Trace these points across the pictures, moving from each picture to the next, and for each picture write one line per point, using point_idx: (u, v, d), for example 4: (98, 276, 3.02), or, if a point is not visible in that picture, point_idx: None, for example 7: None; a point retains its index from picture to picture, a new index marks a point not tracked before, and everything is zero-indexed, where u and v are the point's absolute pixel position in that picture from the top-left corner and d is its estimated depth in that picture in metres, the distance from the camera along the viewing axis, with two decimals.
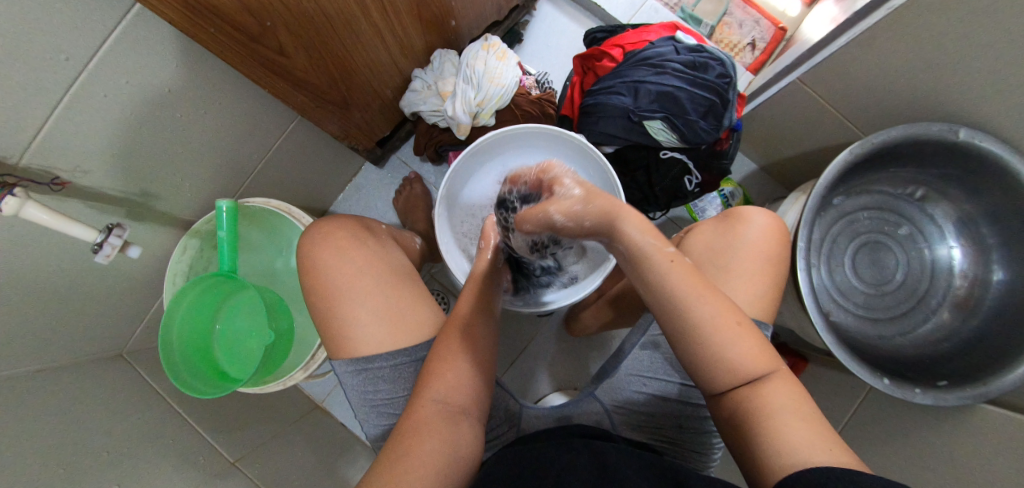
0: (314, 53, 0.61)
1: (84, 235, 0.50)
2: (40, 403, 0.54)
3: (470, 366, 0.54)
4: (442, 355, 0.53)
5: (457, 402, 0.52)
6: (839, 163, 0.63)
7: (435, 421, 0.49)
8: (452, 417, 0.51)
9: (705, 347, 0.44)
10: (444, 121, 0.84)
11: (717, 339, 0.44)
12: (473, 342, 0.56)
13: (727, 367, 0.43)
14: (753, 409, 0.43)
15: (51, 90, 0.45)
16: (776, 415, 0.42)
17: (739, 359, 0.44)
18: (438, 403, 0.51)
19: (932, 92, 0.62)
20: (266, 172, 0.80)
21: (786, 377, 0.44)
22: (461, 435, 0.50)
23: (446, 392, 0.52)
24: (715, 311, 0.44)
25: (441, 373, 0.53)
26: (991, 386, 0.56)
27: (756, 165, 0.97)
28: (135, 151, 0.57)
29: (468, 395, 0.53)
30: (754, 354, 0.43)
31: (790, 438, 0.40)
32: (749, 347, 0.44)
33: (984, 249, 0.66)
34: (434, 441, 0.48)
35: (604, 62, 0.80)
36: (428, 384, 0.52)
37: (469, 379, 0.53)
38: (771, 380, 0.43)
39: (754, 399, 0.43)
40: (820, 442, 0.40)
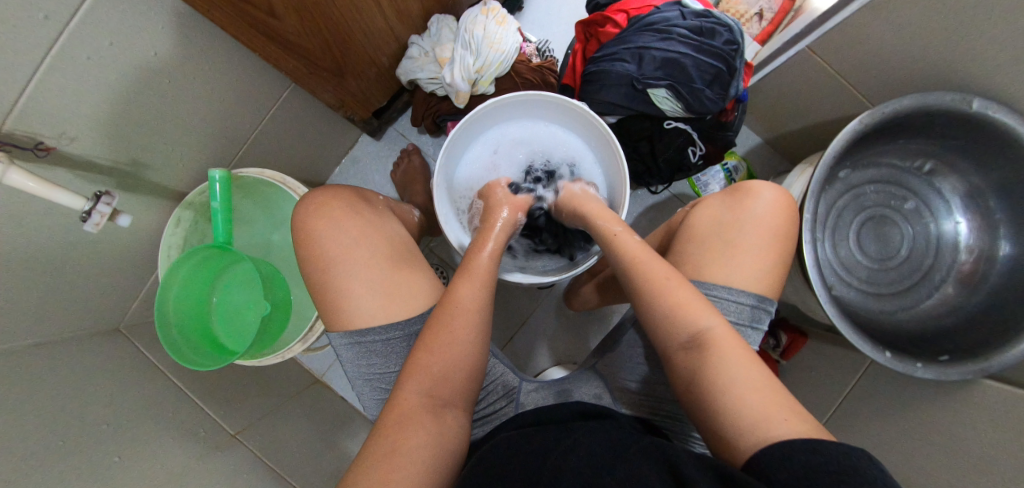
0: (304, 16, 0.58)
1: (72, 202, 0.49)
2: (37, 375, 0.54)
3: (460, 360, 0.51)
4: (432, 347, 0.51)
5: (443, 396, 0.50)
6: (849, 133, 0.61)
7: (421, 416, 0.48)
8: (438, 412, 0.49)
9: (651, 297, 0.52)
10: (442, 90, 0.81)
11: (664, 293, 0.51)
12: (466, 329, 0.52)
13: (673, 320, 0.50)
14: (696, 364, 0.47)
15: (30, 51, 0.43)
16: (723, 375, 0.45)
17: (683, 311, 0.50)
18: (424, 396, 0.49)
19: (947, 61, 0.60)
20: (260, 144, 0.77)
21: (735, 340, 0.48)
22: (449, 429, 0.49)
23: (432, 385, 0.50)
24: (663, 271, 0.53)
25: (428, 367, 0.50)
26: (993, 361, 0.56)
27: (761, 139, 0.95)
28: (123, 118, 0.55)
29: (454, 387, 0.51)
30: (697, 309, 0.50)
31: (744, 405, 0.43)
32: (693, 302, 0.50)
33: (991, 224, 0.65)
34: (422, 437, 0.46)
35: (607, 28, 0.77)
36: (414, 376, 0.50)
37: (457, 373, 0.51)
38: (716, 337, 0.48)
39: (700, 355, 0.48)
40: (776, 416, 0.42)
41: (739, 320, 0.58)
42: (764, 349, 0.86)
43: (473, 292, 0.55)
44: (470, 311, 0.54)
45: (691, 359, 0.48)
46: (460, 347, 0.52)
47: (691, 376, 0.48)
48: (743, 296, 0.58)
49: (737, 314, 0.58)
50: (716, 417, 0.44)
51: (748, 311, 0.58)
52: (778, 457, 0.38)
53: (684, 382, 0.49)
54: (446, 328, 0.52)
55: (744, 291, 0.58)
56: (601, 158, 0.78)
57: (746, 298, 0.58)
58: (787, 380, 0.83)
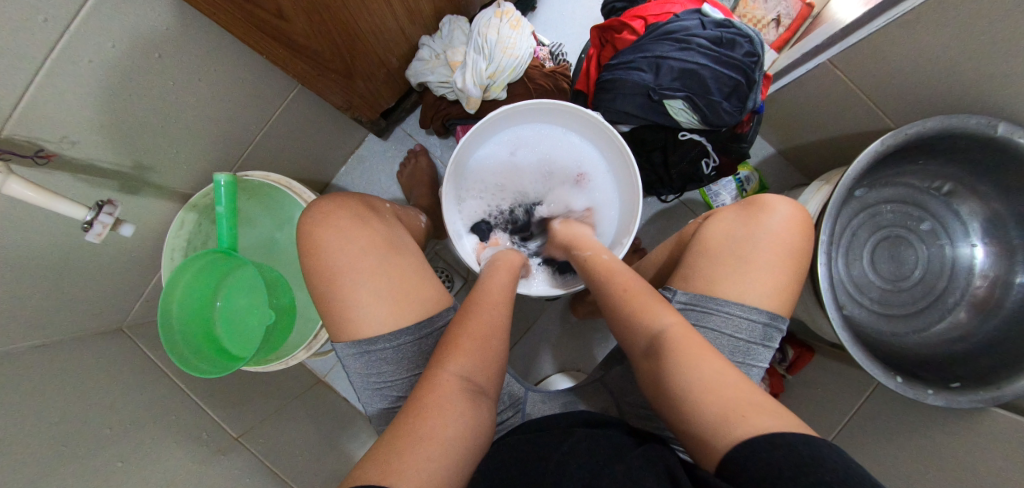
0: (313, 17, 0.56)
1: (73, 212, 0.47)
2: (38, 381, 0.53)
3: (496, 352, 0.52)
4: (468, 333, 0.51)
5: (481, 382, 0.49)
6: (870, 153, 0.60)
7: (457, 396, 0.46)
8: (474, 394, 0.47)
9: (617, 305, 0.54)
10: (453, 94, 0.79)
11: (630, 301, 0.53)
12: (499, 325, 0.54)
13: (636, 325, 0.51)
14: (659, 363, 0.47)
15: (30, 53, 0.42)
16: (687, 369, 0.44)
17: (642, 316, 0.51)
18: (460, 377, 0.47)
19: (973, 81, 0.59)
20: (265, 144, 0.76)
21: (697, 339, 0.47)
22: (483, 413, 0.47)
23: (472, 367, 0.49)
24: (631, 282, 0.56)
25: (468, 348, 0.50)
26: (1005, 390, 0.55)
27: (774, 150, 0.93)
28: (127, 121, 0.54)
29: (490, 375, 0.50)
30: (661, 309, 0.51)
31: (703, 396, 0.42)
32: (657, 306, 0.51)
33: (1008, 249, 0.64)
34: (463, 417, 0.45)
35: (623, 34, 0.75)
36: (456, 354, 0.49)
37: (494, 361, 0.51)
38: (674, 334, 0.47)
39: (660, 361, 0.46)
40: (738, 402, 0.41)
41: (750, 338, 0.57)
42: (770, 364, 0.85)
43: (502, 305, 0.57)
44: (498, 313, 0.55)
45: (655, 361, 0.47)
46: (497, 339, 0.52)
47: (655, 380, 0.47)
48: (755, 313, 0.57)
49: (749, 331, 0.57)
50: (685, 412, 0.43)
51: (760, 329, 0.57)
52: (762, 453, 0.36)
53: (652, 386, 0.47)
54: (479, 320, 0.53)
55: (757, 308, 0.57)
56: (612, 164, 0.76)
57: (759, 316, 0.57)
58: (792, 395, 0.83)
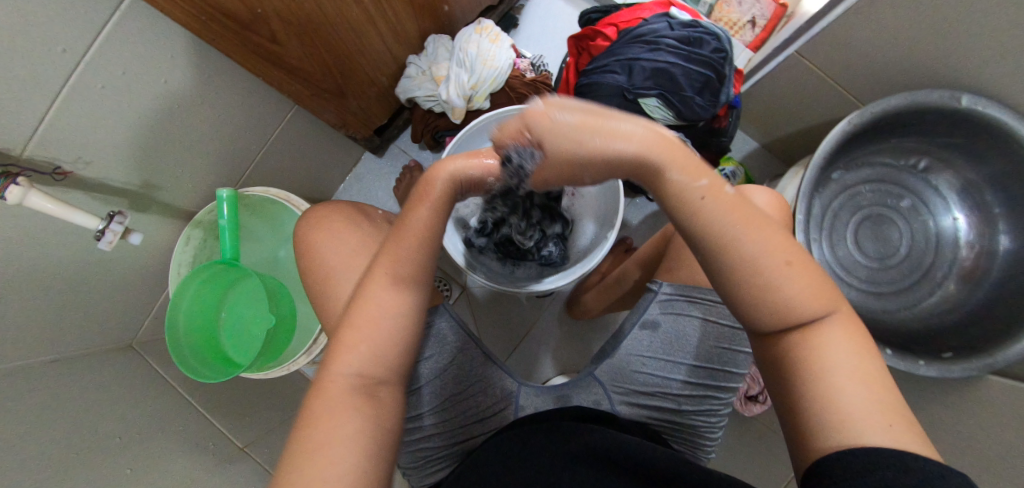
0: (305, 40, 0.61)
1: (87, 222, 0.51)
2: (53, 389, 0.56)
3: (394, 333, 0.43)
4: (353, 321, 0.42)
5: (377, 374, 0.42)
6: (838, 133, 0.63)
7: (343, 399, 0.40)
8: (370, 394, 0.41)
9: (742, 282, 0.35)
10: (439, 106, 0.85)
11: (764, 283, 0.35)
12: (398, 297, 0.43)
13: (780, 315, 0.35)
14: (797, 356, 0.36)
15: (50, 81, 0.46)
16: (822, 370, 0.35)
17: (791, 306, 0.35)
18: (348, 375, 0.41)
19: (934, 59, 0.61)
20: (265, 163, 0.80)
21: (850, 328, 0.36)
22: (386, 412, 0.41)
23: (364, 362, 0.42)
24: (769, 254, 0.35)
25: (353, 341, 0.42)
26: (998, 357, 0.56)
27: (757, 144, 0.96)
28: (137, 142, 0.58)
29: (389, 361, 0.43)
30: (813, 292, 0.35)
31: (838, 403, 0.34)
32: (813, 289, 0.35)
33: (988, 218, 0.67)
34: (354, 428, 0.39)
35: (597, 41, 0.80)
36: (345, 352, 0.42)
37: (392, 347, 0.43)
38: (829, 328, 0.36)
39: (802, 348, 0.36)
40: (875, 417, 0.33)
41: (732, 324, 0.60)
42: None
43: (411, 255, 0.44)
44: (400, 274, 0.43)
45: (795, 351, 0.36)
46: (393, 318, 0.43)
47: (785, 364, 0.36)
48: None
49: None
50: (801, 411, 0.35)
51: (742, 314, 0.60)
52: (857, 465, 0.31)
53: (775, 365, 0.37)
54: (372, 302, 0.43)
55: None
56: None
57: None
58: None
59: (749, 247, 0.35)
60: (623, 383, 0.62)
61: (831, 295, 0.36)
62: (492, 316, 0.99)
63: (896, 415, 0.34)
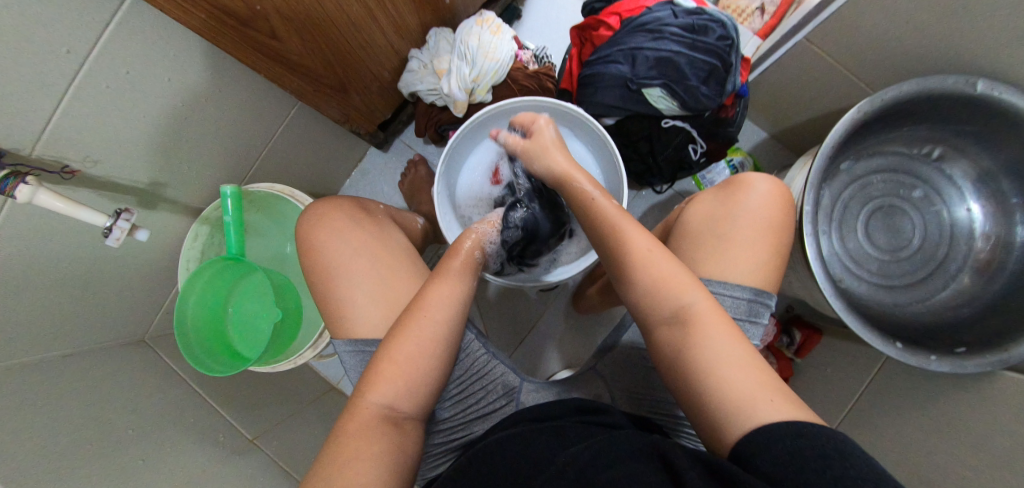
0: (305, 36, 0.61)
1: (94, 219, 0.52)
2: (69, 382, 0.58)
3: (424, 373, 0.50)
4: (395, 356, 0.49)
5: (404, 408, 0.48)
6: (848, 121, 0.61)
7: (375, 427, 0.46)
8: (395, 423, 0.47)
9: (632, 276, 0.49)
10: (441, 100, 0.84)
11: (642, 265, 0.48)
12: (430, 345, 0.50)
13: (656, 297, 0.47)
14: (681, 342, 0.45)
15: (55, 83, 0.47)
16: (705, 352, 0.43)
17: (664, 288, 0.47)
18: (382, 405, 0.47)
19: (949, 43, 0.59)
20: (270, 159, 0.81)
21: (721, 316, 0.45)
22: (407, 442, 0.47)
23: (396, 395, 0.48)
24: (643, 241, 0.50)
25: (390, 375, 0.48)
26: (1013, 352, 0.55)
27: (766, 134, 0.94)
28: (145, 140, 0.59)
29: (418, 400, 0.49)
30: (679, 285, 0.47)
31: (724, 384, 0.41)
32: (680, 279, 0.47)
33: (1005, 208, 0.67)
34: (378, 450, 0.44)
35: (600, 31, 0.78)
36: (378, 384, 0.48)
37: (421, 385, 0.50)
38: (700, 314, 0.45)
39: (684, 331, 0.45)
40: (760, 394, 0.40)
41: (735, 315, 0.55)
42: (777, 347, 0.84)
43: (441, 308, 0.52)
44: (432, 323, 0.51)
45: (675, 336, 0.45)
46: (426, 359, 0.50)
47: (676, 351, 0.45)
48: (737, 290, 0.55)
49: (733, 309, 0.55)
50: (699, 397, 0.42)
51: (745, 306, 0.55)
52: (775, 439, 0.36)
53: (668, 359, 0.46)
54: (405, 342, 0.50)
55: (739, 284, 0.55)
56: (587, 145, 0.77)
57: (742, 292, 0.55)
58: (802, 378, 0.81)
59: (624, 231, 0.51)
60: (625, 380, 0.61)
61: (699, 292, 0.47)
62: (498, 309, 0.99)
63: (785, 398, 0.40)
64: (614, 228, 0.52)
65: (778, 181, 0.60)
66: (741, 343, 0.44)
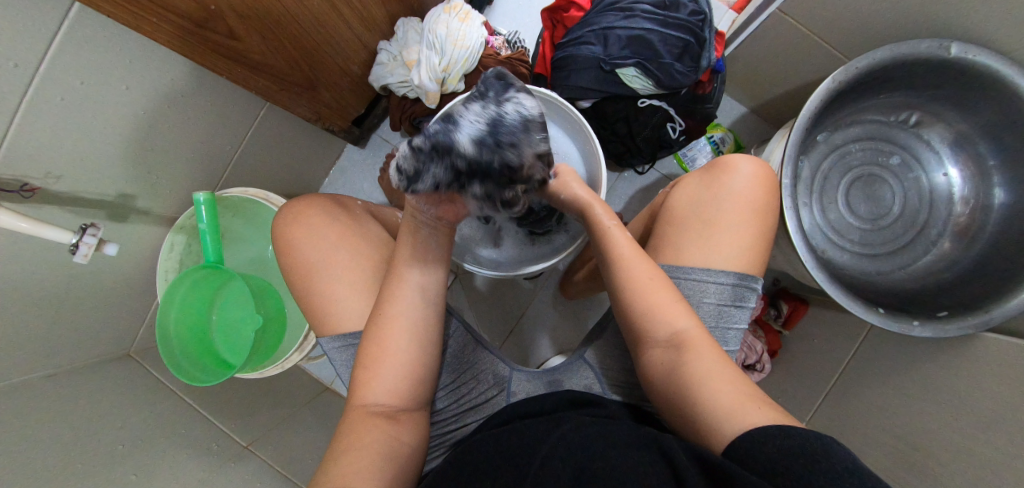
0: (265, 34, 0.59)
1: (60, 237, 0.51)
2: (51, 403, 0.57)
3: (407, 364, 0.49)
4: (381, 354, 0.49)
5: (396, 402, 0.48)
6: (824, 91, 0.61)
7: (373, 423, 0.46)
8: (390, 417, 0.47)
9: (630, 300, 0.50)
10: (414, 92, 0.83)
11: (644, 290, 0.49)
12: (404, 334, 0.50)
13: (653, 322, 0.48)
14: (674, 364, 0.46)
15: (5, 98, 0.45)
16: (696, 370, 0.44)
17: (661, 314, 0.48)
18: (378, 404, 0.48)
19: (922, 6, 0.58)
20: (243, 162, 0.79)
21: (711, 342, 0.46)
22: (403, 434, 0.47)
23: (385, 392, 0.48)
24: (644, 268, 0.50)
25: (381, 371, 0.49)
26: (993, 314, 0.56)
27: (746, 108, 0.93)
28: (110, 152, 0.58)
29: (407, 392, 0.49)
30: (674, 311, 0.48)
31: (717, 397, 0.42)
32: (675, 305, 0.48)
33: (983, 171, 0.67)
34: (372, 441, 0.44)
35: (571, 12, 0.77)
36: (366, 384, 0.48)
37: (411, 379, 0.49)
38: (693, 341, 0.46)
39: (679, 354, 0.46)
40: (749, 407, 0.40)
41: (720, 301, 0.55)
42: (764, 321, 0.85)
43: (409, 303, 0.51)
44: (405, 317, 0.50)
45: (668, 358, 0.47)
46: (408, 361, 0.49)
47: (668, 372, 0.46)
48: (719, 275, 0.55)
49: (716, 295, 0.55)
50: (685, 405, 0.44)
51: (729, 291, 0.55)
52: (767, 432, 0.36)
53: (661, 378, 0.47)
54: (382, 340, 0.49)
55: (723, 270, 0.55)
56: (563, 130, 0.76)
57: (725, 278, 0.55)
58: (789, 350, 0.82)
59: (630, 257, 0.51)
60: (613, 365, 0.61)
61: (692, 318, 0.48)
62: (487, 301, 0.99)
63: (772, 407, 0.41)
64: (621, 255, 0.51)
65: (758, 159, 0.60)
66: (730, 365, 0.45)
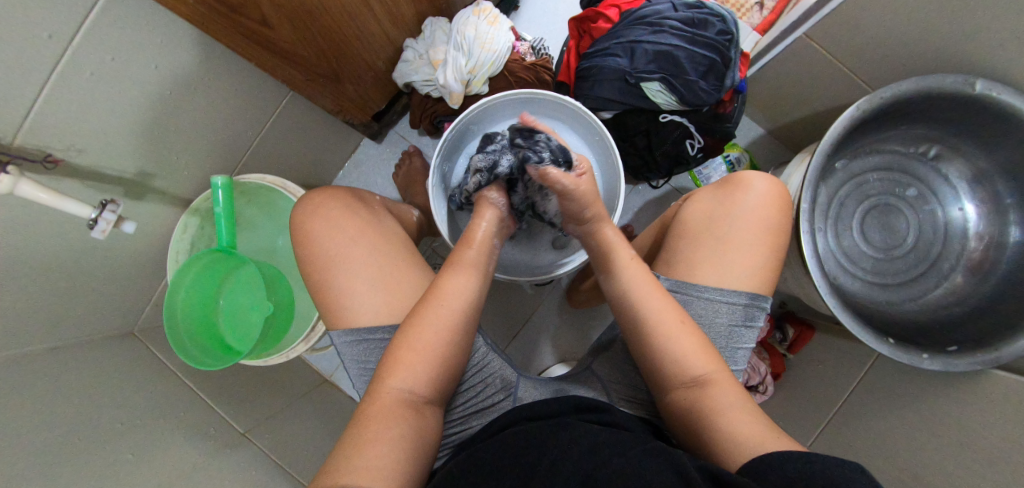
0: (297, 24, 0.59)
1: (79, 211, 0.51)
2: (54, 377, 0.56)
3: (440, 357, 0.49)
4: (414, 343, 0.49)
5: (423, 392, 0.48)
6: (847, 118, 0.61)
7: (398, 411, 0.46)
8: (416, 409, 0.47)
9: (654, 343, 0.49)
10: (437, 91, 0.83)
11: (667, 332, 0.49)
12: (447, 329, 0.50)
13: (676, 363, 0.48)
14: (695, 404, 0.47)
15: (37, 68, 0.45)
16: (723, 410, 0.45)
17: (684, 354, 0.48)
18: (404, 391, 0.47)
19: (949, 41, 0.59)
20: (262, 148, 0.79)
21: (734, 382, 0.48)
22: (425, 426, 0.47)
23: (415, 379, 0.48)
24: (666, 311, 0.50)
25: (412, 361, 0.48)
26: (1003, 352, 0.56)
27: (764, 130, 0.93)
28: (134, 129, 0.58)
29: (433, 383, 0.49)
30: (696, 352, 0.48)
31: (739, 436, 0.43)
32: (698, 346, 0.49)
33: (999, 209, 0.67)
34: (394, 433, 0.44)
35: (599, 23, 0.78)
36: (396, 368, 0.48)
37: (440, 372, 0.49)
38: (716, 382, 0.47)
39: (701, 393, 0.47)
40: (770, 443, 0.42)
41: (731, 320, 0.56)
42: (770, 343, 0.85)
43: (455, 302, 0.51)
44: (452, 315, 0.51)
45: (690, 397, 0.47)
46: (438, 354, 0.49)
47: (689, 413, 0.47)
48: (734, 296, 0.55)
49: (728, 315, 0.55)
50: (705, 441, 0.45)
51: (741, 311, 0.56)
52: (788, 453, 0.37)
53: (682, 417, 0.47)
54: (420, 329, 0.49)
55: (735, 291, 0.55)
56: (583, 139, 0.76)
57: (738, 297, 0.55)
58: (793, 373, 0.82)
59: (651, 299, 0.51)
60: (621, 378, 0.61)
61: (715, 358, 0.48)
62: (493, 303, 0.99)
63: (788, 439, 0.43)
64: (641, 296, 0.52)
65: (777, 180, 0.60)
66: (751, 404, 0.46)
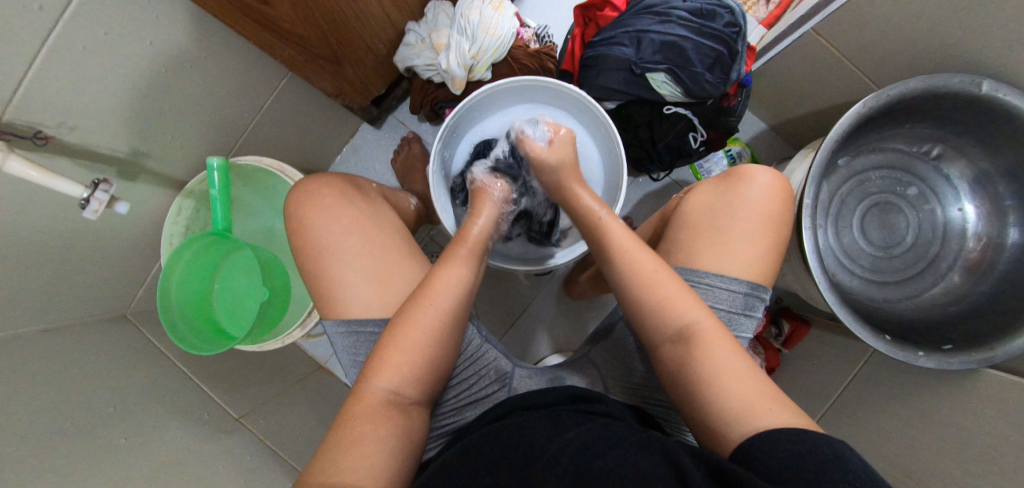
0: (297, 2, 0.57)
1: (71, 190, 0.49)
2: (46, 359, 0.55)
3: (425, 361, 0.48)
4: (402, 344, 0.48)
5: (410, 393, 0.48)
6: (854, 114, 0.61)
7: (382, 410, 0.45)
8: (401, 409, 0.47)
9: (635, 296, 0.49)
10: (439, 77, 0.82)
11: (648, 284, 0.49)
12: (437, 330, 0.49)
13: (660, 314, 0.48)
14: (681, 357, 0.46)
15: (27, 41, 0.43)
16: (708, 365, 0.44)
17: (668, 305, 0.48)
18: (389, 391, 0.47)
19: (959, 40, 0.58)
20: (258, 131, 0.78)
21: (722, 332, 0.46)
22: (410, 427, 0.47)
23: (400, 380, 0.47)
24: (646, 262, 0.50)
25: (398, 361, 0.47)
26: (997, 351, 0.57)
27: (766, 125, 0.93)
28: (127, 107, 0.56)
29: (419, 385, 0.48)
30: (679, 302, 0.47)
31: (727, 395, 0.42)
32: (681, 296, 0.48)
33: (999, 210, 0.67)
34: (385, 433, 0.44)
35: (606, 11, 0.76)
36: (383, 370, 0.47)
37: (426, 371, 0.49)
38: (701, 332, 0.46)
39: (687, 347, 0.46)
40: (757, 404, 0.41)
41: (730, 308, 0.55)
42: (765, 338, 0.85)
43: (446, 298, 0.50)
44: (440, 308, 0.50)
45: (677, 351, 0.46)
46: (427, 353, 0.49)
47: (677, 365, 0.46)
48: (735, 283, 0.55)
49: (727, 302, 0.55)
50: (695, 399, 0.44)
51: (740, 299, 0.55)
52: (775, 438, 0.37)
53: (671, 371, 0.47)
54: (411, 326, 0.49)
55: (736, 278, 0.55)
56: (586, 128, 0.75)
57: (738, 285, 0.55)
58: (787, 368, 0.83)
59: (628, 253, 0.51)
60: (618, 372, 0.61)
61: (700, 308, 0.47)
62: (490, 293, 0.98)
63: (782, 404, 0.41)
64: (620, 250, 0.51)
65: (781, 175, 0.60)
66: (742, 356, 0.45)
